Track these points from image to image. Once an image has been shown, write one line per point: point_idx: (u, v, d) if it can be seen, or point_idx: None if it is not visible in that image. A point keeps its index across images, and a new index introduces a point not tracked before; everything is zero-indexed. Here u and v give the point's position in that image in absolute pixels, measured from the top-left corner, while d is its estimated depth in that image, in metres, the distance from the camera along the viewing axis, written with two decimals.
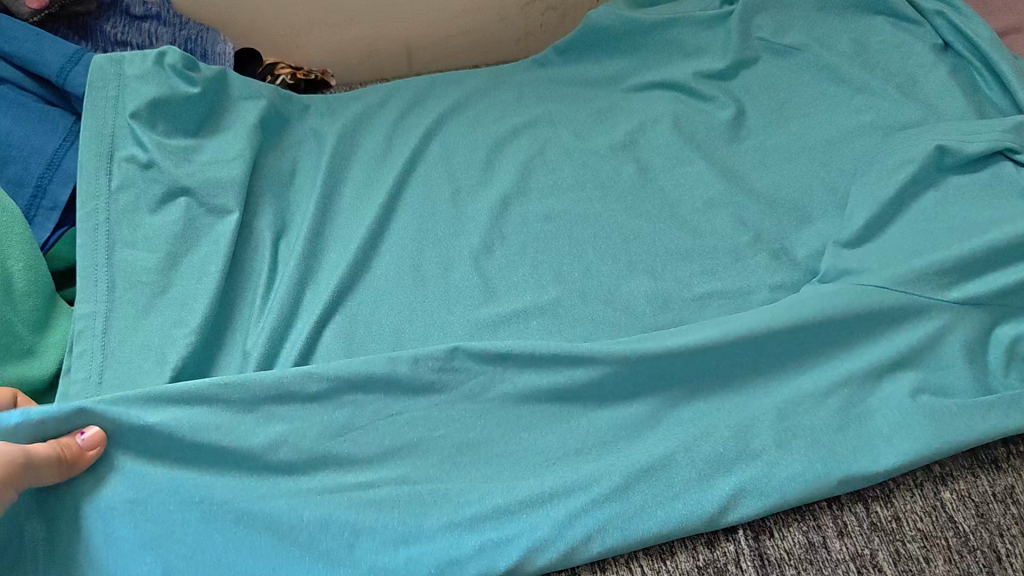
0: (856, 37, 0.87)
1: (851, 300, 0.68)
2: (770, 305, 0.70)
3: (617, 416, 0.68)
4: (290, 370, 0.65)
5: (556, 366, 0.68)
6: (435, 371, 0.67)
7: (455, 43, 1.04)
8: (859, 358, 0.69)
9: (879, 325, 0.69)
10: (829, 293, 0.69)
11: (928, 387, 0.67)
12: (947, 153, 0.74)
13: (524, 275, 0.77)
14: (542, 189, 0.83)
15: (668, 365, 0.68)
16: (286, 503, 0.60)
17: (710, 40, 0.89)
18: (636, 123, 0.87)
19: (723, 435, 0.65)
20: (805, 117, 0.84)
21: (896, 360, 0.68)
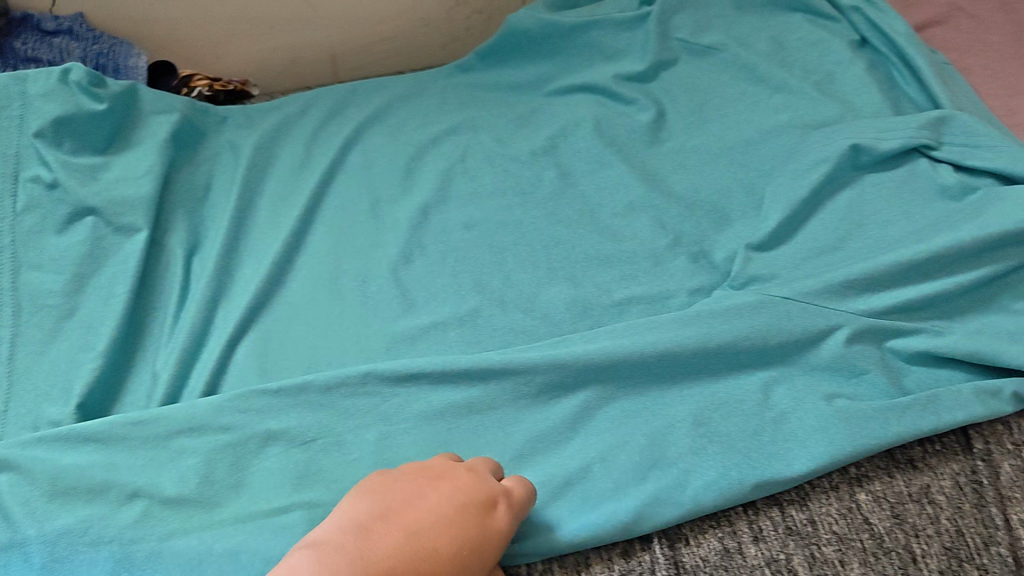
0: (774, 36, 0.86)
1: (756, 307, 0.69)
2: (683, 312, 0.70)
3: (532, 426, 0.66)
4: (203, 400, 0.66)
5: (472, 388, 0.67)
6: (348, 396, 0.66)
7: (380, 50, 1.03)
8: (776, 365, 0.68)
9: (792, 319, 0.68)
10: (736, 301, 0.69)
11: (844, 392, 0.67)
12: (861, 151, 0.75)
13: (442, 285, 0.76)
14: (463, 198, 0.82)
15: (579, 373, 0.67)
16: (196, 538, 0.58)
17: (629, 42, 0.89)
18: (557, 127, 0.86)
19: (638, 444, 0.64)
20: (723, 117, 0.83)
21: (811, 364, 0.68)
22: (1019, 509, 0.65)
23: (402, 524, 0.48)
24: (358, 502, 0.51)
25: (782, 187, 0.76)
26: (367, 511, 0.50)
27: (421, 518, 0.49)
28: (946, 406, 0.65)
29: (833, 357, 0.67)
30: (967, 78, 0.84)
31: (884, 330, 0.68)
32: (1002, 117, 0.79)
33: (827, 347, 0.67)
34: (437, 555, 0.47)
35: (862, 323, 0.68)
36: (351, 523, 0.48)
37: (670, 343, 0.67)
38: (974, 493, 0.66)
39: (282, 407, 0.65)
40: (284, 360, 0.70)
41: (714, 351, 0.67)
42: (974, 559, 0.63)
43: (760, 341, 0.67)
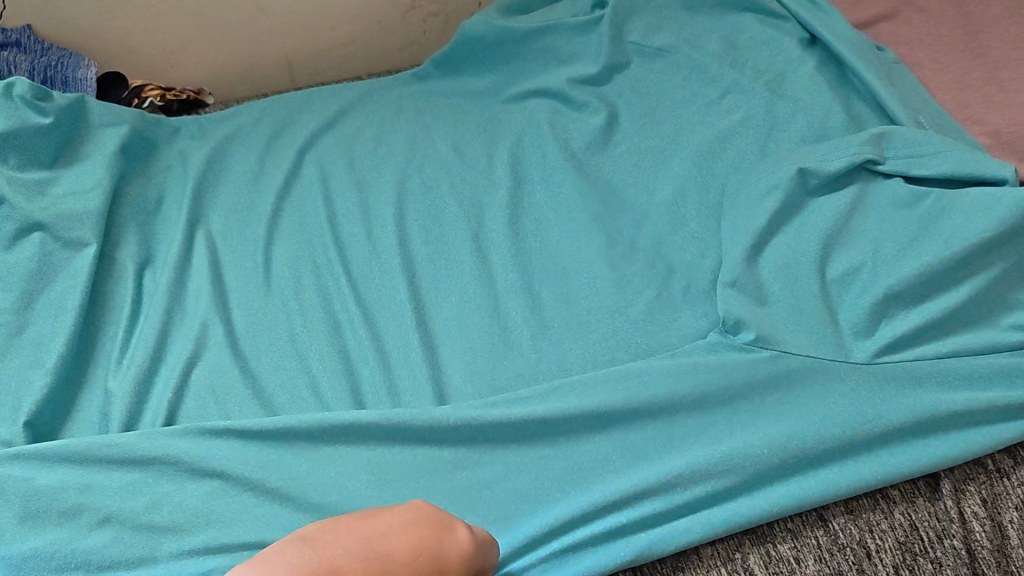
0: (726, 36, 0.86)
1: (754, 365, 0.67)
2: (682, 364, 0.68)
3: (520, 484, 0.63)
4: (190, 432, 0.64)
5: (456, 445, 0.65)
6: (332, 442, 0.64)
7: (338, 55, 1.02)
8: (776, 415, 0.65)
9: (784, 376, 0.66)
10: (730, 353, 0.68)
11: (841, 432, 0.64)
12: (808, 175, 0.74)
13: (402, 298, 0.75)
14: (421, 209, 0.81)
15: (563, 422, 0.65)
16: (167, 568, 0.58)
17: (584, 46, 0.88)
18: (513, 133, 0.86)
19: (627, 494, 0.62)
20: (677, 119, 0.83)
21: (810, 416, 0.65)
22: (973, 501, 0.65)
23: (350, 537, 0.48)
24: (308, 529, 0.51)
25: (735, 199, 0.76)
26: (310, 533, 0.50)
27: (364, 534, 0.48)
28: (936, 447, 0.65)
29: (854, 436, 0.64)
30: (917, 72, 0.84)
31: (893, 388, 0.66)
32: (952, 111, 0.80)
33: (840, 416, 0.65)
34: (385, 558, 0.46)
35: (863, 370, 0.66)
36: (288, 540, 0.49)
37: (668, 400, 0.66)
38: (928, 486, 0.66)
39: (262, 454, 0.63)
40: (237, 378, 0.69)
41: (713, 417, 0.66)
42: (928, 552, 0.63)
43: (754, 399, 0.66)
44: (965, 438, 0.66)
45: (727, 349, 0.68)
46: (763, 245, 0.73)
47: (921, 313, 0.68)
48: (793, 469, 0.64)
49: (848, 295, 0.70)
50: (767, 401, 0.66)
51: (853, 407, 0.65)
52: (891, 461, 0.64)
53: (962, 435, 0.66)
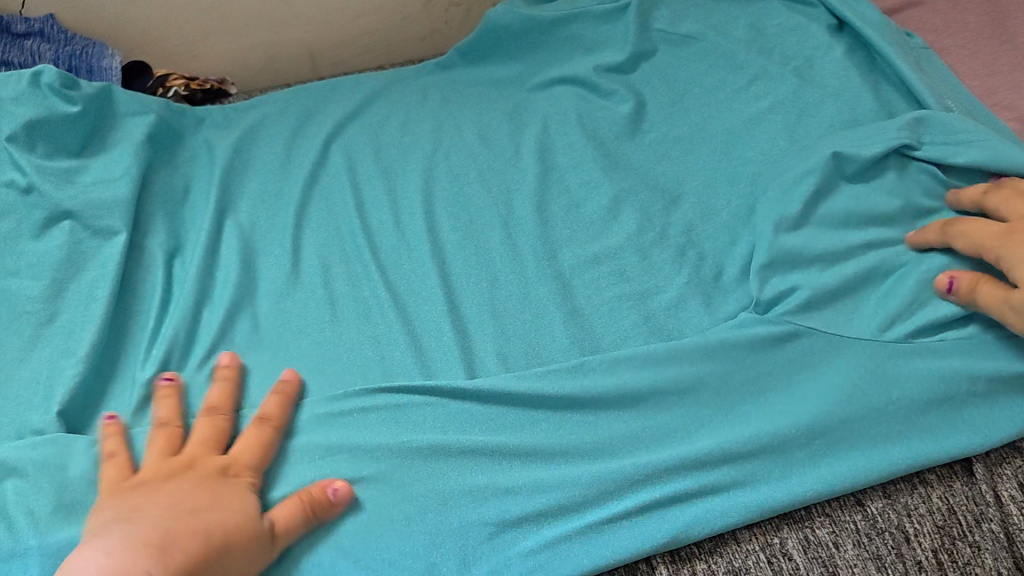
0: (752, 23, 0.85)
1: (783, 343, 0.68)
2: (711, 343, 0.68)
3: (551, 458, 0.65)
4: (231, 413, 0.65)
5: (493, 413, 0.67)
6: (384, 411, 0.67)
7: (360, 45, 1.01)
8: (813, 398, 0.66)
9: (814, 356, 0.67)
10: (758, 331, 0.68)
11: (873, 409, 0.65)
12: (837, 161, 0.73)
13: (433, 286, 0.75)
14: (449, 197, 0.81)
15: (594, 400, 0.67)
16: None
17: (610, 34, 0.88)
18: (539, 121, 0.86)
19: (658, 476, 0.63)
20: (705, 106, 0.83)
21: (843, 399, 0.65)
22: (1009, 485, 0.65)
23: (152, 490, 0.57)
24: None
25: (767, 189, 0.76)
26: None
27: (160, 525, 0.53)
28: (971, 425, 0.66)
29: (884, 416, 0.65)
30: (945, 58, 0.84)
31: (920, 370, 0.66)
32: (981, 96, 0.79)
33: (869, 397, 0.65)
34: (198, 511, 0.55)
35: (889, 349, 0.67)
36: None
37: (697, 380, 0.67)
38: (965, 471, 0.66)
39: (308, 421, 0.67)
40: (273, 367, 0.70)
41: (741, 398, 0.67)
42: (966, 536, 0.63)
43: (785, 381, 0.67)
44: (995, 420, 0.66)
45: (761, 330, 0.68)
46: (801, 230, 0.72)
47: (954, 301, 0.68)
48: (826, 451, 0.65)
49: (877, 281, 0.71)
50: (795, 381, 0.67)
51: (878, 388, 0.65)
52: (920, 444, 0.65)
53: (986, 417, 0.66)
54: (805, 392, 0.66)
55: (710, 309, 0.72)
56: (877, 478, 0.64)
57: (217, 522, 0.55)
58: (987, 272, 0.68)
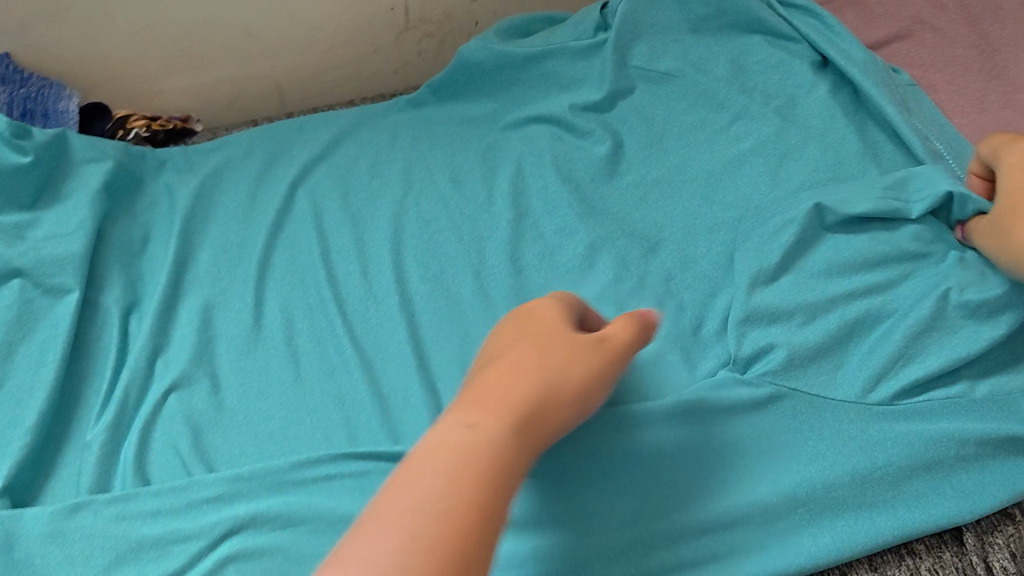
0: (733, 59, 0.82)
1: (761, 404, 0.64)
2: (689, 404, 0.64)
3: (519, 530, 0.60)
4: (184, 485, 0.63)
5: None
6: (346, 483, 0.64)
7: (330, 79, 0.98)
8: (794, 463, 0.63)
9: (795, 415, 0.64)
10: (737, 392, 0.65)
11: (859, 477, 0.62)
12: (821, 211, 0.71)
13: (401, 343, 0.72)
14: (418, 245, 0.78)
15: (564, 466, 0.62)
16: None
17: (586, 71, 0.84)
18: (513, 165, 0.82)
19: (632, 552, 0.60)
20: (684, 147, 0.80)
21: (824, 463, 0.62)
22: (1001, 555, 0.62)
23: (480, 364, 0.55)
24: (423, 496, 0.40)
25: (749, 239, 0.72)
26: (465, 494, 0.41)
27: (489, 379, 0.50)
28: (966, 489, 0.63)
29: (869, 483, 0.62)
30: (932, 95, 0.81)
31: (904, 431, 0.63)
32: (970, 136, 0.76)
33: (853, 462, 0.62)
34: (514, 355, 0.53)
35: (871, 411, 0.64)
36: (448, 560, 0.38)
37: (672, 444, 0.63)
38: (954, 540, 0.63)
39: (267, 489, 0.63)
40: (237, 433, 0.67)
41: (722, 463, 0.63)
42: None
43: (766, 443, 0.64)
44: (990, 484, 0.63)
45: (740, 390, 0.65)
46: (780, 281, 0.69)
47: (944, 357, 0.65)
48: (808, 522, 0.61)
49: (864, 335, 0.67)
50: (778, 443, 0.63)
51: (861, 453, 0.62)
52: (907, 514, 0.61)
53: (977, 484, 0.63)
54: (786, 457, 0.63)
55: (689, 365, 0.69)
56: (864, 552, 0.61)
57: (529, 362, 0.51)
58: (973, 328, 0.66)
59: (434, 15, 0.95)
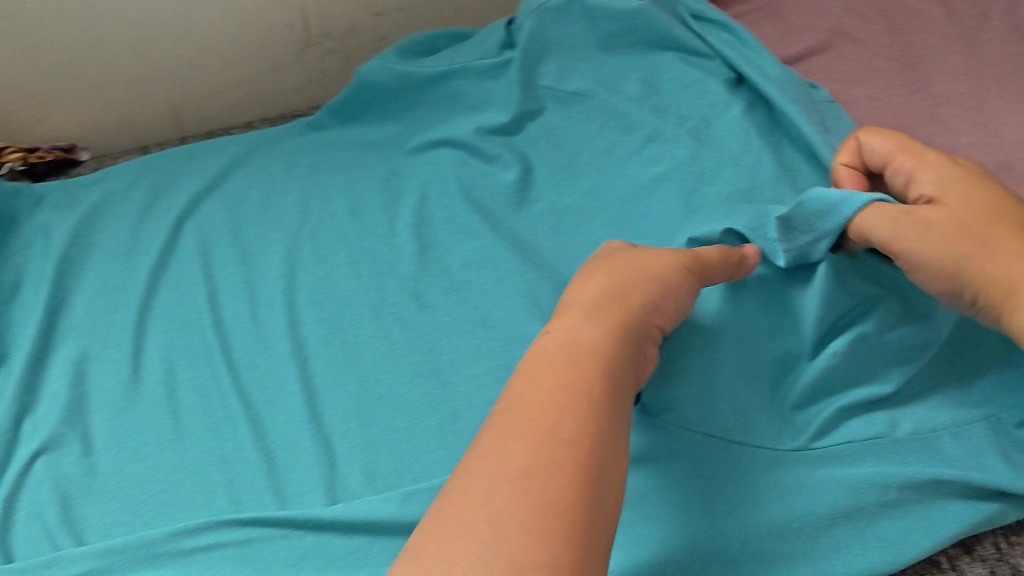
0: (646, 77, 0.77)
1: (669, 449, 0.58)
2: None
3: None
4: (46, 562, 0.57)
5: (347, 549, 0.58)
6: (228, 556, 0.58)
7: (229, 100, 0.92)
8: (707, 513, 0.55)
9: (709, 461, 0.57)
10: (645, 439, 0.59)
11: (774, 526, 0.55)
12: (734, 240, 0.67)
13: (291, 393, 0.66)
14: (313, 283, 0.73)
15: None
16: None
17: (492, 92, 0.79)
18: (417, 195, 0.77)
19: None
20: (595, 172, 0.75)
21: (736, 511, 0.55)
22: None
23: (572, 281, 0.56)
24: (514, 399, 0.43)
25: None
26: (554, 381, 0.43)
27: (586, 290, 0.51)
28: (899, 543, 0.56)
29: (791, 535, 0.55)
30: (851, 111, 0.77)
31: (823, 476, 0.57)
32: None
33: (768, 511, 0.55)
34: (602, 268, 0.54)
35: (787, 456, 0.58)
36: (548, 433, 0.40)
37: None
38: None
39: (137, 563, 0.58)
40: (110, 500, 0.62)
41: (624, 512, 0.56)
42: None
43: (675, 491, 0.56)
44: (922, 533, 0.56)
45: (647, 436, 0.59)
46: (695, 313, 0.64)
47: (862, 394, 0.60)
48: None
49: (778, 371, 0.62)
50: (689, 490, 0.56)
51: (779, 502, 0.56)
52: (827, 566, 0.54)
53: (902, 531, 0.56)
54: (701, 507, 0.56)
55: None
56: None
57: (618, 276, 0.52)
58: (897, 363, 0.61)
59: (337, 29, 0.91)
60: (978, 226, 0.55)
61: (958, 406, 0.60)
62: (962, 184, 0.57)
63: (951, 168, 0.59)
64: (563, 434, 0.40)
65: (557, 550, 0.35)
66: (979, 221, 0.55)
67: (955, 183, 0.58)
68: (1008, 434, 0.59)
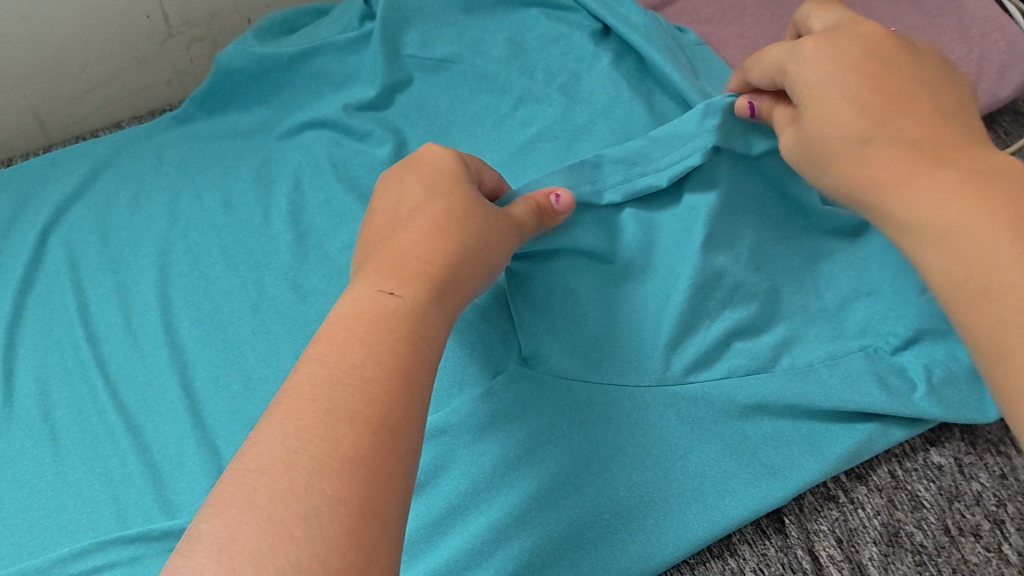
0: (511, 36, 0.72)
1: (555, 398, 0.58)
2: (485, 414, 0.57)
3: None
4: None
5: None
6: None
7: (95, 98, 0.87)
8: (608, 464, 0.56)
9: (598, 405, 0.58)
10: (530, 388, 0.58)
11: (670, 473, 0.56)
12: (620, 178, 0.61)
13: (174, 399, 0.61)
14: (187, 283, 0.67)
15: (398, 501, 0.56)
16: None
17: (358, 65, 0.74)
18: (289, 177, 0.71)
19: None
20: (472, 138, 0.69)
21: (631, 456, 0.56)
22: (870, 549, 0.55)
23: (400, 218, 0.50)
24: (338, 366, 0.38)
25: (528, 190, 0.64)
26: (376, 367, 0.38)
27: (426, 248, 0.46)
28: (797, 465, 0.56)
29: (689, 475, 0.56)
30: (723, 52, 0.75)
31: (705, 413, 0.57)
32: None
33: (651, 450, 0.56)
34: (454, 221, 0.48)
35: (668, 395, 0.58)
36: (376, 423, 0.36)
37: (481, 454, 0.56)
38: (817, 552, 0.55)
39: None
40: None
41: (524, 466, 0.56)
42: None
43: (569, 443, 0.56)
44: (823, 462, 0.56)
45: (529, 386, 0.58)
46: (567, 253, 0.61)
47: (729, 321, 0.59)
48: (630, 518, 0.55)
49: (680, 255, 0.59)
50: (582, 439, 0.57)
51: (664, 440, 0.57)
52: (720, 505, 0.55)
53: (787, 457, 0.56)
54: (599, 454, 0.56)
55: (488, 368, 0.59)
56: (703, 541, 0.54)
57: (464, 241, 0.48)
58: (767, 276, 0.60)
59: (199, 17, 0.86)
60: (822, 155, 0.46)
61: (835, 340, 0.60)
62: (819, 90, 0.45)
63: (809, 65, 0.45)
64: (390, 426, 0.36)
65: (371, 553, 0.32)
66: (873, 95, 0.44)
67: (809, 93, 0.45)
68: (886, 362, 0.59)
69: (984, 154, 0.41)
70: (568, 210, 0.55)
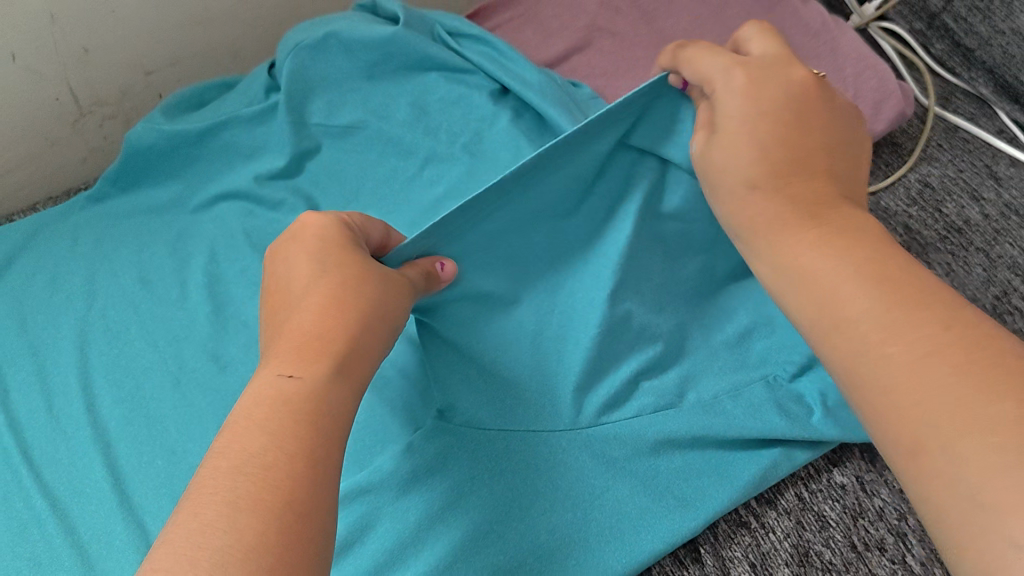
0: (413, 100, 0.74)
1: (474, 449, 0.58)
2: (406, 471, 0.57)
3: None
4: None
5: None
6: None
7: (9, 181, 0.87)
8: (529, 509, 0.57)
9: (516, 454, 0.59)
10: (450, 441, 0.58)
11: (589, 515, 0.57)
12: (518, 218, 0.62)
13: (99, 478, 0.61)
14: (108, 362, 0.68)
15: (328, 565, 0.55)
16: None
17: (266, 137, 0.76)
18: (205, 251, 0.73)
19: None
20: (382, 202, 0.72)
21: (552, 500, 0.57)
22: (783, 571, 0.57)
23: (293, 294, 0.50)
24: (241, 457, 0.39)
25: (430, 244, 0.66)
26: (281, 451, 0.39)
27: (324, 324, 0.47)
28: (708, 496, 0.58)
29: (608, 516, 0.57)
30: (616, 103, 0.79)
31: (619, 452, 0.59)
32: None
33: (570, 493, 0.58)
34: (348, 294, 0.49)
35: (582, 440, 0.60)
36: (279, 507, 0.37)
37: (407, 509, 0.56)
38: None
39: None
40: None
41: (448, 518, 0.56)
42: None
43: (490, 492, 0.57)
44: (733, 492, 0.58)
45: (449, 440, 0.58)
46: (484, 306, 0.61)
47: (633, 365, 0.62)
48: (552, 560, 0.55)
49: (586, 309, 0.62)
50: (502, 487, 0.57)
51: (581, 483, 0.58)
52: (639, 541, 0.56)
53: (698, 489, 0.59)
54: (519, 501, 0.57)
55: (409, 425, 0.60)
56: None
57: (358, 315, 0.48)
58: (667, 315, 0.64)
59: (109, 95, 0.87)
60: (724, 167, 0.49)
61: (738, 371, 0.63)
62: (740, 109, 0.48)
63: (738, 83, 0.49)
64: (294, 510, 0.37)
65: None
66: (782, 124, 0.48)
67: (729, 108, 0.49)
68: (785, 389, 0.63)
69: (837, 211, 0.45)
70: (451, 279, 0.57)
